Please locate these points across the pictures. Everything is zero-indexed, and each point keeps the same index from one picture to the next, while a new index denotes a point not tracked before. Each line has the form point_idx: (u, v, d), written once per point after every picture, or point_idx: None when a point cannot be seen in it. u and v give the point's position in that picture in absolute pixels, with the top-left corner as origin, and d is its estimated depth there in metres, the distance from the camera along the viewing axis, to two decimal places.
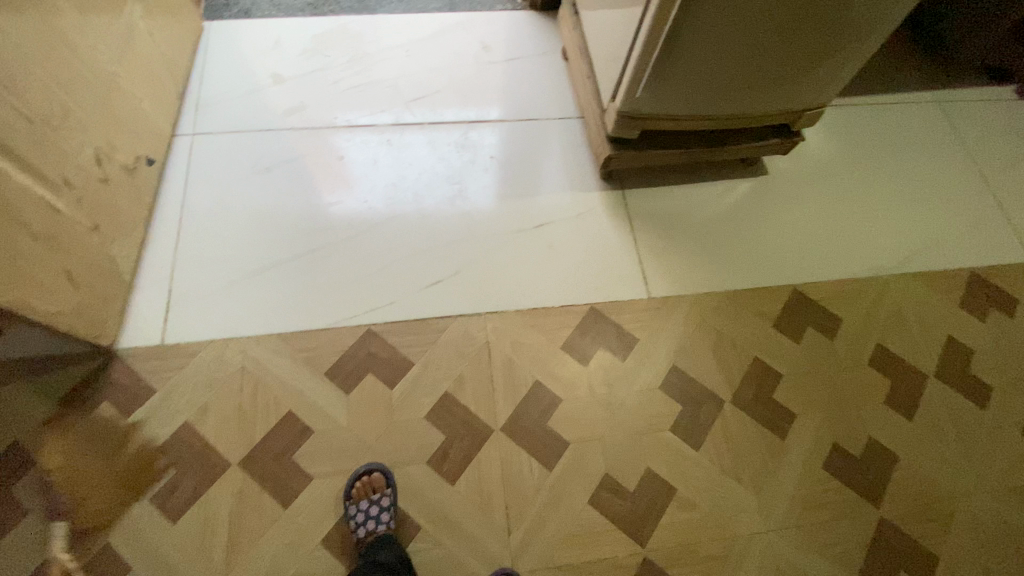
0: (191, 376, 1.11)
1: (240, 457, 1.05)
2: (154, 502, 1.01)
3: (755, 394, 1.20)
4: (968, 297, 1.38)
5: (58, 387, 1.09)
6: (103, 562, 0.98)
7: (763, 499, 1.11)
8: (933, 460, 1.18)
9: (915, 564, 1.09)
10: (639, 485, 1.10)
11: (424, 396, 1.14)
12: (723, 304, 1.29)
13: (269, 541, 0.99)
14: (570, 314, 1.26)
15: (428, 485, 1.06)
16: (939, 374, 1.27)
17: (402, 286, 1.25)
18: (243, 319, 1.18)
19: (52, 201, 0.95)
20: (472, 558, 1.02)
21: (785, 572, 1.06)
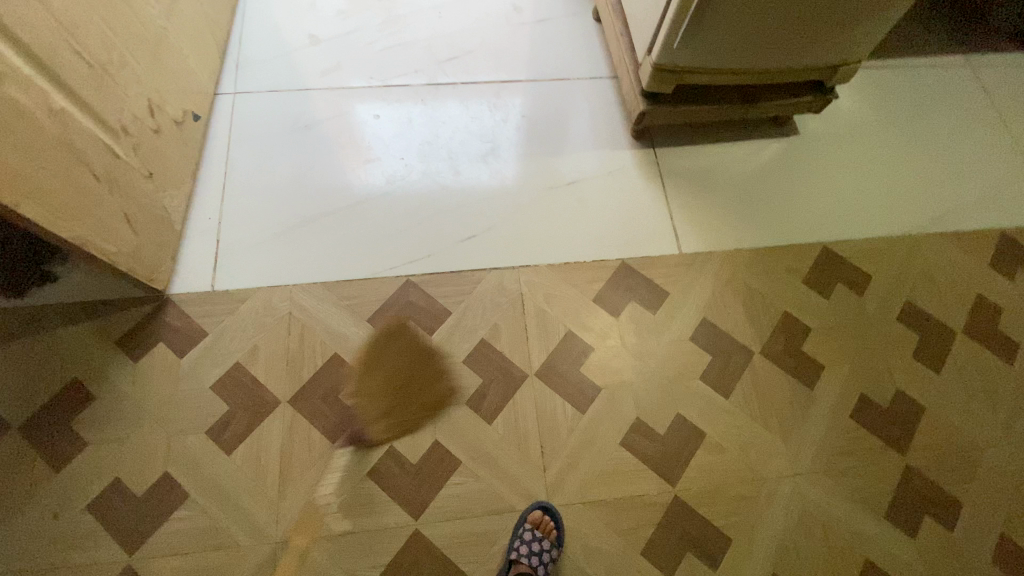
0: (241, 319, 1.16)
1: (289, 395, 1.11)
2: (209, 434, 1.07)
3: (784, 345, 1.23)
4: (999, 256, 1.38)
5: (113, 328, 1.14)
6: (160, 490, 1.03)
7: (790, 445, 1.14)
8: (959, 412, 1.20)
9: (939, 509, 1.12)
10: (669, 428, 1.14)
11: (461, 343, 1.19)
12: (753, 259, 1.31)
13: (318, 470, 1.05)
14: (602, 269, 1.28)
15: (467, 424, 1.11)
16: (967, 331, 1.28)
17: (439, 239, 1.28)
18: (287, 269, 1.22)
19: (112, 146, 0.99)
20: (510, 492, 1.06)
21: (813, 513, 1.09)
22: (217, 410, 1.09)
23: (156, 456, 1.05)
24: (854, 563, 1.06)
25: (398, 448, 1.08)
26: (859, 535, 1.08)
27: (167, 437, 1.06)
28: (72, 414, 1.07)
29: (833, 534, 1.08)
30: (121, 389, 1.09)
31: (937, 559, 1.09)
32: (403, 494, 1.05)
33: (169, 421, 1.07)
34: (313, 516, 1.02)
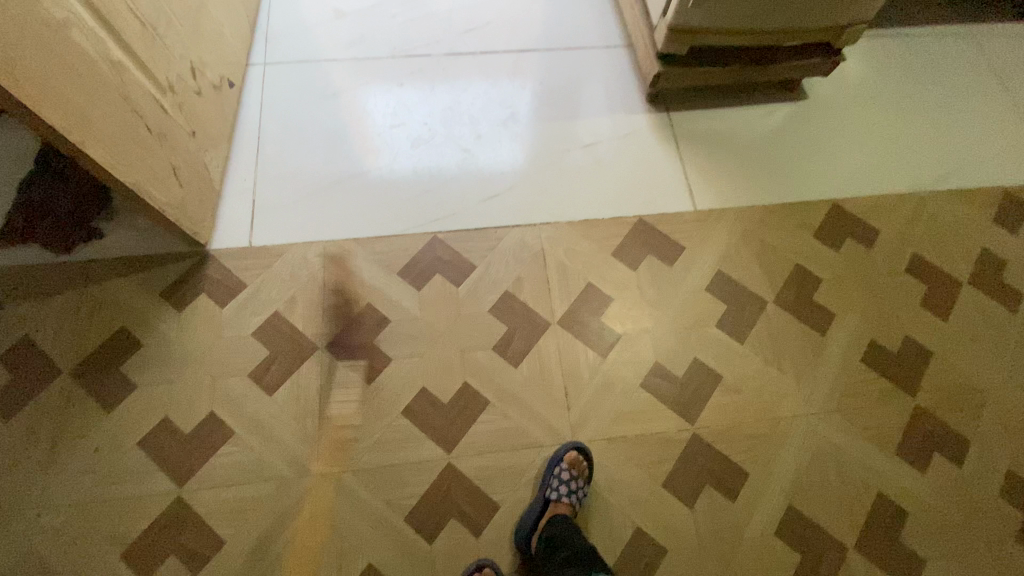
0: (278, 272, 1.22)
1: (325, 341, 1.17)
2: (251, 377, 1.13)
3: (796, 295, 1.28)
4: (1003, 212, 1.42)
5: (158, 281, 1.20)
6: (207, 429, 1.08)
7: (804, 386, 1.19)
8: (966, 356, 1.25)
9: (949, 446, 1.17)
10: (687, 372, 1.19)
11: (487, 293, 1.24)
12: (764, 216, 1.36)
13: (355, 410, 1.11)
14: (620, 225, 1.34)
15: (494, 367, 1.17)
16: (973, 281, 1.33)
17: (463, 198, 1.34)
18: (321, 226, 1.28)
19: (160, 101, 1.06)
20: (537, 429, 1.12)
21: (827, 449, 1.13)
22: (257, 355, 1.15)
23: (202, 397, 1.11)
24: (867, 495, 1.11)
25: (430, 390, 1.14)
26: (871, 469, 1.13)
27: (211, 380, 1.12)
28: (121, 359, 1.13)
29: (846, 468, 1.12)
30: (167, 337, 1.15)
31: (947, 492, 1.13)
32: (436, 430, 1.11)
33: (213, 365, 1.13)
34: (352, 451, 1.08)
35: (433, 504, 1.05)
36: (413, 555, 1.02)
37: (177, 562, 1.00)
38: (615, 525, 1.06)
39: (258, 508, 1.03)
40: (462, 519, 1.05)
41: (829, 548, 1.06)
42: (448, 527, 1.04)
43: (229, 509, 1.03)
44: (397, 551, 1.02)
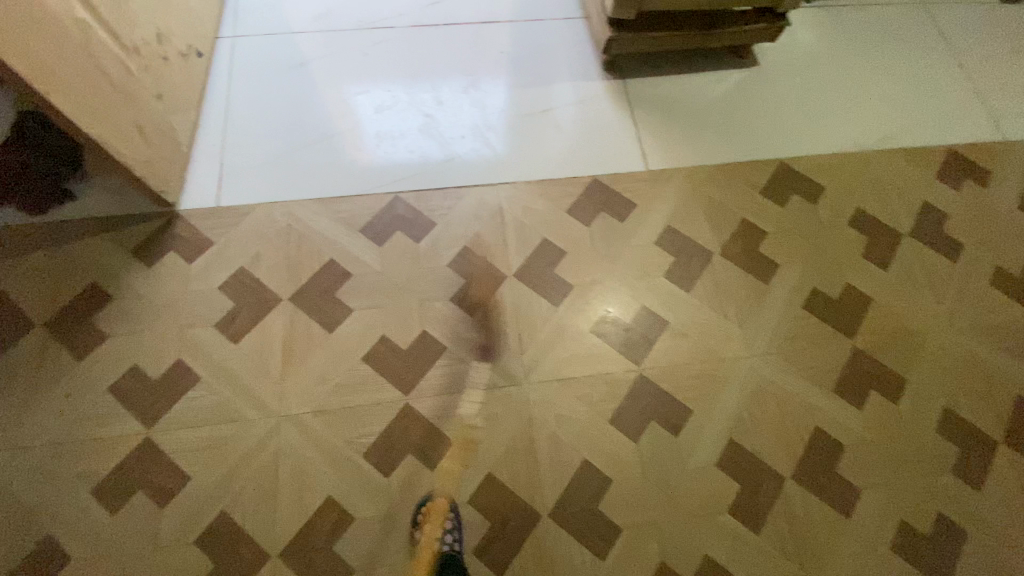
0: (244, 231, 1.27)
1: (289, 294, 1.22)
2: (217, 327, 1.18)
3: (742, 248, 1.33)
4: (946, 169, 1.48)
5: (129, 239, 1.25)
6: (174, 375, 1.13)
7: (747, 331, 1.24)
8: (906, 302, 1.31)
9: (886, 385, 1.22)
10: (635, 319, 1.25)
11: (446, 249, 1.30)
12: (714, 174, 1.42)
13: (317, 356, 1.17)
14: (575, 185, 1.39)
15: (452, 317, 1.23)
16: (914, 233, 1.39)
17: (424, 160, 1.39)
18: (286, 187, 1.33)
19: (127, 64, 1.12)
20: (491, 372, 1.18)
21: (768, 388, 1.19)
22: (223, 308, 1.20)
23: (169, 346, 1.16)
24: (805, 430, 1.17)
25: (389, 338, 1.20)
26: (809, 407, 1.19)
27: (178, 331, 1.17)
28: (92, 312, 1.18)
29: (785, 406, 1.18)
30: (137, 291, 1.21)
31: (883, 427, 1.19)
32: (394, 375, 1.16)
33: (180, 317, 1.19)
34: (313, 394, 1.13)
35: (390, 442, 1.10)
36: (370, 489, 1.07)
37: (145, 498, 1.04)
38: (565, 460, 1.11)
39: (221, 448, 1.08)
40: (418, 455, 1.10)
41: (767, 478, 1.12)
42: (404, 463, 1.09)
43: (194, 448, 1.08)
44: (355, 485, 1.07)
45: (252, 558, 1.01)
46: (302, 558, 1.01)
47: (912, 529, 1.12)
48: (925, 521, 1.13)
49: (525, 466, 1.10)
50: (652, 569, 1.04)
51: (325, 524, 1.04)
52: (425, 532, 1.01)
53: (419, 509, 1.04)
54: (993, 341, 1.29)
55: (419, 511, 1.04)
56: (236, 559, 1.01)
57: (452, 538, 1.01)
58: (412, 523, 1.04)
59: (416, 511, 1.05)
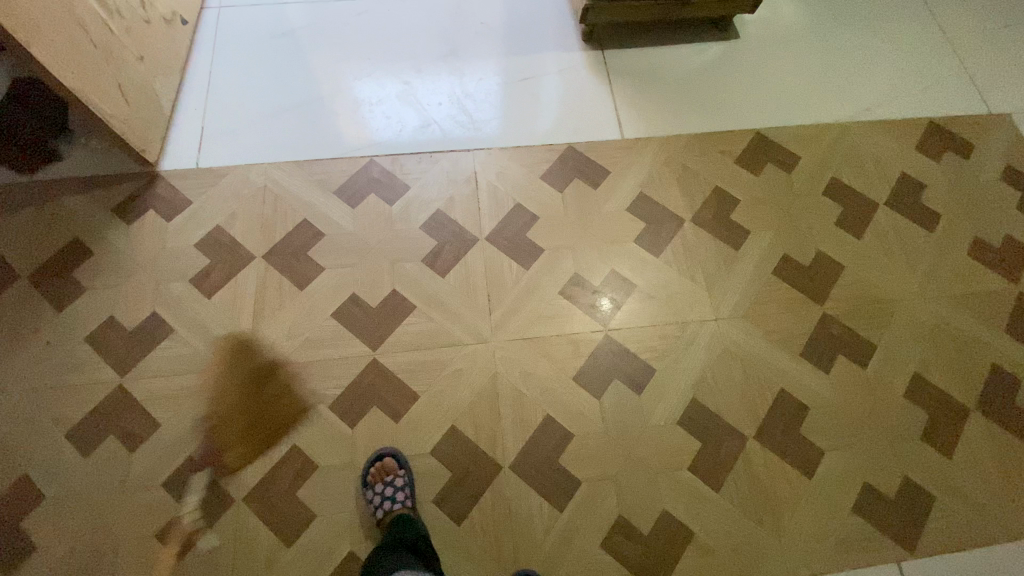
0: (222, 191, 1.30)
1: (263, 252, 1.25)
2: (192, 282, 1.21)
3: (715, 215, 1.34)
4: (926, 141, 1.47)
5: (110, 197, 1.29)
6: (149, 327, 1.16)
7: (715, 295, 1.25)
8: (878, 270, 1.30)
9: (856, 350, 1.22)
10: (604, 281, 1.26)
11: (419, 212, 1.31)
12: (690, 143, 1.42)
13: (288, 312, 1.19)
14: (550, 151, 1.40)
15: (422, 277, 1.25)
16: (890, 203, 1.38)
17: (401, 126, 1.41)
18: (265, 150, 1.36)
19: (107, 22, 1.16)
20: (458, 330, 1.20)
21: (734, 350, 1.20)
22: (199, 263, 1.23)
23: (145, 299, 1.19)
24: (771, 391, 1.17)
25: (359, 295, 1.22)
26: (776, 369, 1.18)
27: (155, 285, 1.20)
28: (73, 266, 1.22)
29: (751, 368, 1.18)
30: (117, 246, 1.24)
31: (850, 390, 1.18)
32: (363, 331, 1.18)
33: (157, 272, 1.22)
34: (282, 347, 1.15)
35: (355, 393, 1.12)
36: (334, 438, 1.09)
37: (116, 441, 1.07)
38: (527, 415, 1.13)
39: (192, 396, 1.11)
40: (383, 407, 1.12)
41: (729, 437, 1.12)
42: (369, 414, 1.11)
43: (165, 395, 1.11)
44: (320, 434, 1.09)
45: (216, 502, 1.03)
46: (264, 503, 1.03)
47: (877, 491, 1.10)
48: (891, 484, 1.10)
49: (488, 420, 1.12)
50: (609, 522, 1.05)
51: (288, 471, 1.05)
52: (376, 491, 1.01)
53: (369, 468, 1.05)
54: (968, 309, 1.27)
55: (369, 471, 1.05)
56: (200, 502, 1.03)
57: (403, 494, 1.01)
58: (362, 483, 1.04)
59: (367, 469, 1.05)
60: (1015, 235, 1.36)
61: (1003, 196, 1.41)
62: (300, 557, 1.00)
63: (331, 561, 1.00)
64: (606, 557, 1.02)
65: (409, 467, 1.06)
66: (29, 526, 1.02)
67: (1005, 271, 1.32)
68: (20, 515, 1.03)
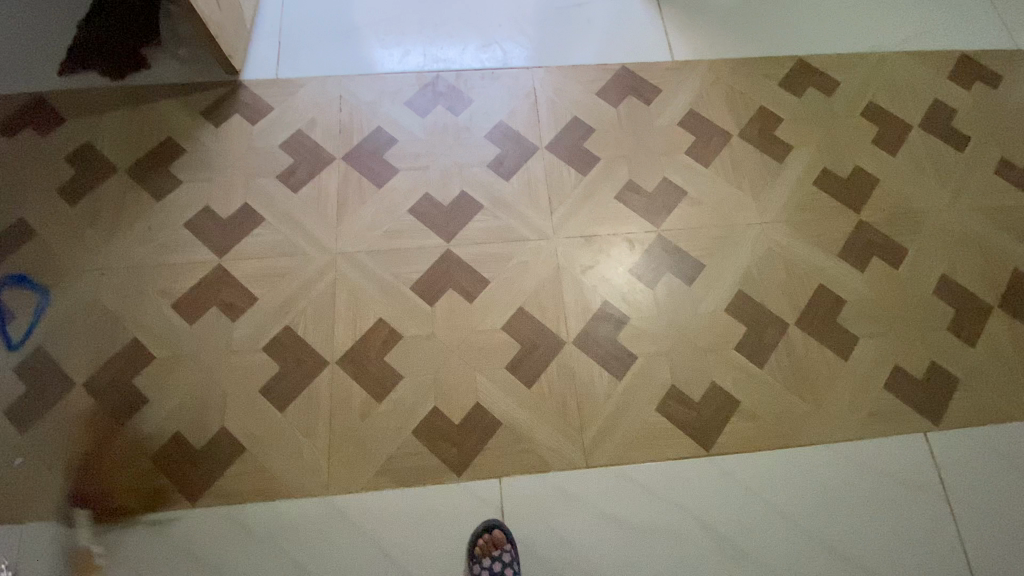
0: (300, 100, 1.40)
1: (342, 154, 1.34)
2: (279, 178, 1.31)
3: (759, 131, 1.43)
4: (958, 71, 1.55)
5: (199, 103, 1.39)
6: (241, 215, 1.27)
7: (759, 202, 1.35)
8: (911, 184, 1.40)
9: (889, 252, 1.32)
10: (656, 187, 1.36)
11: (483, 121, 1.40)
12: (735, 66, 1.51)
13: (367, 206, 1.29)
14: (604, 71, 1.49)
15: (488, 179, 1.34)
16: (923, 126, 1.47)
17: (463, 44, 1.50)
18: (337, 64, 1.45)
19: None
20: (522, 226, 1.30)
21: (776, 250, 1.30)
22: (284, 162, 1.33)
23: (237, 192, 1.29)
24: (810, 286, 1.27)
25: (432, 194, 1.32)
26: (815, 268, 1.29)
27: (245, 180, 1.31)
28: (168, 162, 1.32)
29: (793, 266, 1.29)
30: (207, 145, 1.34)
31: (883, 287, 1.28)
32: (436, 224, 1.29)
33: (247, 168, 1.32)
34: (364, 236, 1.26)
35: (433, 277, 1.24)
36: (415, 314, 1.20)
37: (217, 312, 1.18)
38: (588, 300, 1.24)
39: (284, 275, 1.22)
40: (458, 290, 1.23)
41: (772, 324, 1.23)
42: (445, 295, 1.22)
43: (260, 274, 1.22)
44: (402, 311, 1.20)
45: (312, 364, 1.15)
46: (355, 366, 1.15)
47: (906, 373, 1.20)
48: (919, 368, 1.21)
49: (553, 303, 1.23)
50: (664, 391, 1.16)
51: (376, 340, 1.17)
52: (483, 566, 1.00)
53: (476, 539, 1.03)
54: (993, 222, 1.37)
55: (476, 543, 1.03)
56: (297, 364, 1.15)
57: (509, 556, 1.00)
58: (470, 556, 1.02)
59: (472, 544, 1.03)
60: None
61: None
62: (389, 410, 1.12)
63: (416, 415, 1.12)
64: (662, 419, 1.14)
65: (516, 541, 1.04)
66: (140, 381, 1.12)
67: None
68: (131, 373, 1.13)
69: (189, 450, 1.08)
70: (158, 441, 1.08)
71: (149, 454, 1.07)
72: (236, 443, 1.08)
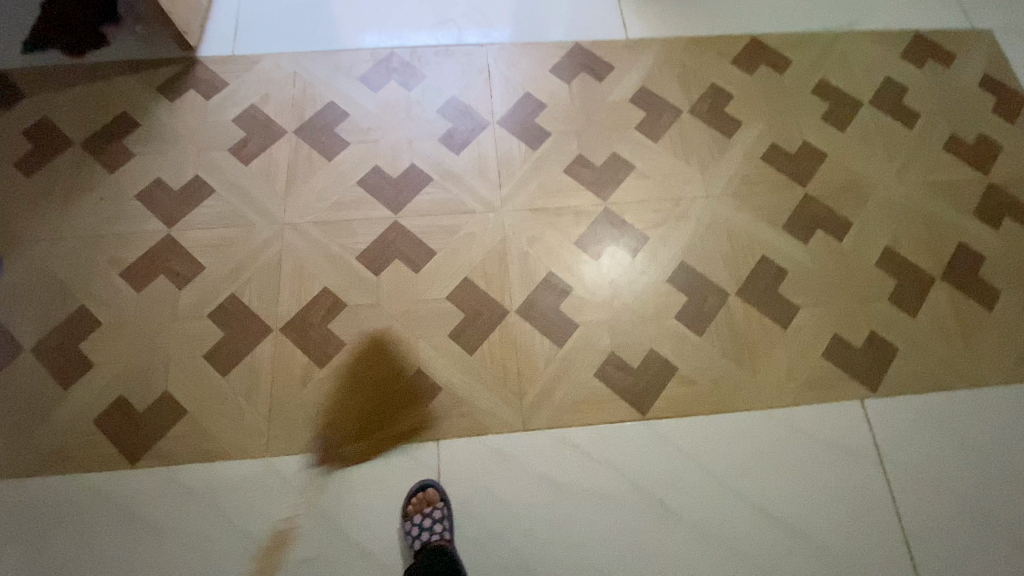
0: (255, 76, 1.42)
1: (295, 128, 1.36)
2: (231, 151, 1.33)
3: (709, 108, 1.45)
4: (911, 50, 1.57)
5: (155, 78, 1.40)
6: (192, 187, 1.29)
7: (706, 176, 1.37)
8: (859, 159, 1.41)
9: (834, 225, 1.33)
10: (605, 161, 1.37)
11: (435, 97, 1.42)
12: (688, 44, 1.53)
13: (317, 178, 1.31)
14: (558, 48, 1.50)
15: (438, 153, 1.36)
16: (873, 103, 1.49)
17: (419, 22, 1.52)
18: (293, 41, 1.47)
19: None
20: (470, 199, 1.32)
21: (721, 222, 1.32)
22: (236, 135, 1.35)
23: (189, 164, 1.31)
24: (753, 257, 1.29)
25: (381, 167, 1.33)
26: (758, 240, 1.30)
27: (197, 153, 1.32)
28: (123, 136, 1.34)
29: (737, 237, 1.30)
30: (161, 120, 1.36)
31: (826, 258, 1.30)
32: (385, 196, 1.30)
33: (199, 142, 1.34)
34: (312, 207, 1.28)
35: (379, 247, 1.25)
36: (360, 283, 1.22)
37: (165, 280, 1.20)
38: (533, 270, 1.26)
39: (232, 245, 1.24)
40: (404, 260, 1.25)
41: (713, 293, 1.25)
42: (391, 265, 1.24)
43: (209, 243, 1.24)
44: (347, 279, 1.22)
45: (257, 330, 1.17)
46: (299, 332, 1.17)
47: (845, 341, 1.22)
48: (859, 336, 1.23)
49: (497, 273, 1.25)
50: (603, 358, 1.18)
51: (320, 308, 1.19)
52: (414, 523, 1.01)
53: (409, 498, 1.05)
54: (939, 196, 1.38)
55: (409, 501, 1.04)
56: (242, 330, 1.16)
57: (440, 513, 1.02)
58: (403, 514, 1.04)
59: (405, 502, 1.05)
60: (989, 134, 1.46)
61: (981, 99, 1.50)
62: (331, 375, 1.14)
63: (358, 380, 1.14)
64: (600, 384, 1.16)
65: (449, 501, 1.05)
66: (86, 346, 1.14)
67: (976, 163, 1.42)
68: (78, 338, 1.15)
69: (132, 413, 1.10)
70: (101, 404, 1.10)
71: (92, 416, 1.09)
72: (178, 405, 1.10)
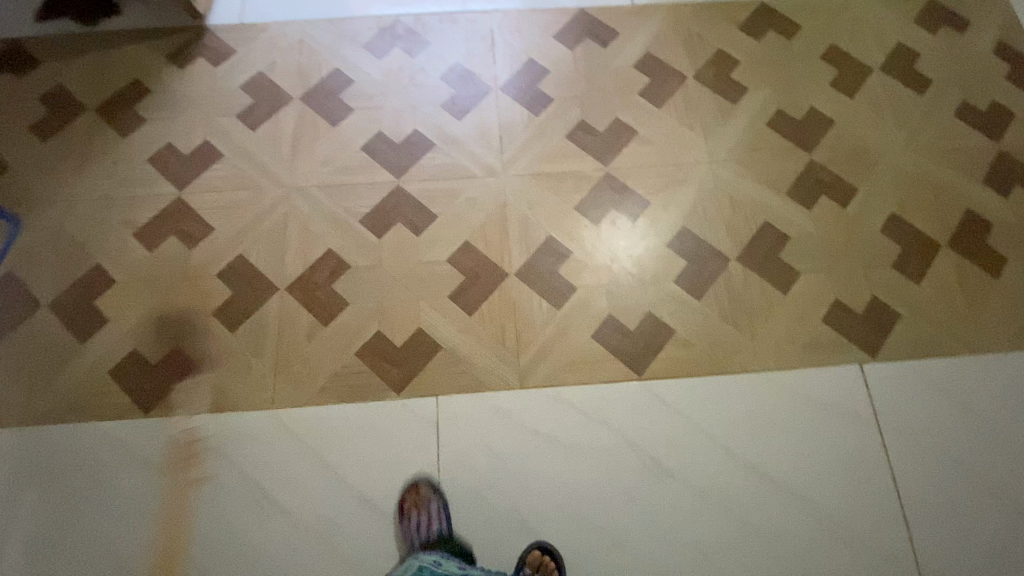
0: (262, 43, 1.44)
1: (300, 95, 1.38)
2: (239, 117, 1.36)
3: (714, 74, 1.43)
4: (925, 16, 1.53)
5: (165, 46, 1.43)
6: (201, 152, 1.32)
7: (709, 143, 1.36)
8: (867, 126, 1.39)
9: (838, 191, 1.32)
10: (608, 127, 1.37)
11: (439, 64, 1.43)
12: (695, 10, 1.51)
13: (322, 143, 1.33)
14: (562, 15, 1.50)
15: (441, 120, 1.37)
16: (884, 69, 1.46)
17: None
18: (300, 9, 1.48)
19: None
20: (471, 164, 1.33)
21: (722, 188, 1.31)
22: (243, 102, 1.37)
23: (198, 130, 1.34)
24: (755, 223, 1.28)
25: (385, 133, 1.35)
26: (760, 206, 1.30)
27: (206, 119, 1.35)
28: (135, 102, 1.37)
29: (739, 203, 1.30)
30: (171, 87, 1.39)
31: (829, 225, 1.29)
32: (388, 162, 1.32)
33: (208, 108, 1.37)
34: (317, 172, 1.30)
35: (382, 211, 1.28)
36: (362, 245, 1.25)
37: (175, 241, 1.24)
38: (533, 234, 1.27)
39: (239, 207, 1.27)
40: (406, 223, 1.27)
41: (712, 259, 1.25)
42: (393, 229, 1.26)
43: (217, 206, 1.27)
44: (350, 242, 1.25)
45: (262, 290, 1.20)
46: (303, 292, 1.20)
47: (846, 307, 1.21)
48: (860, 302, 1.22)
49: (498, 237, 1.26)
50: (601, 320, 1.19)
51: (324, 269, 1.22)
52: (412, 521, 1.02)
53: (405, 493, 1.06)
54: (948, 163, 1.36)
55: (405, 495, 1.05)
56: (249, 289, 1.20)
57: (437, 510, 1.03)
58: (399, 507, 1.05)
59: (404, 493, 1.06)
60: (1003, 101, 1.42)
61: (996, 65, 1.47)
62: (334, 333, 1.17)
63: (360, 338, 1.17)
64: (597, 346, 1.17)
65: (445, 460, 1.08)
66: (101, 303, 1.19)
67: (988, 131, 1.39)
68: (93, 295, 1.19)
69: (144, 366, 1.14)
70: (115, 357, 1.15)
71: (107, 369, 1.14)
72: (188, 359, 1.15)
